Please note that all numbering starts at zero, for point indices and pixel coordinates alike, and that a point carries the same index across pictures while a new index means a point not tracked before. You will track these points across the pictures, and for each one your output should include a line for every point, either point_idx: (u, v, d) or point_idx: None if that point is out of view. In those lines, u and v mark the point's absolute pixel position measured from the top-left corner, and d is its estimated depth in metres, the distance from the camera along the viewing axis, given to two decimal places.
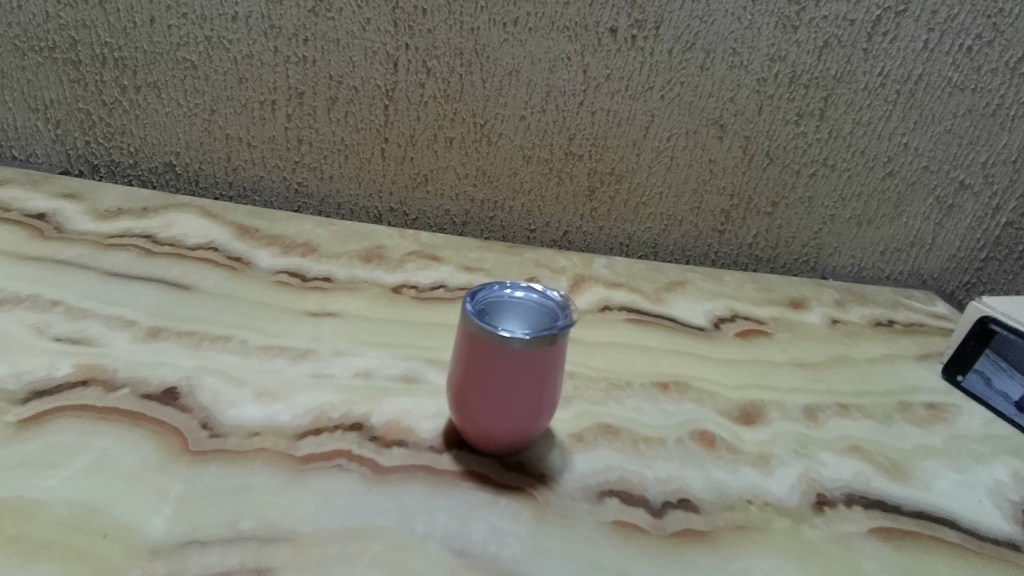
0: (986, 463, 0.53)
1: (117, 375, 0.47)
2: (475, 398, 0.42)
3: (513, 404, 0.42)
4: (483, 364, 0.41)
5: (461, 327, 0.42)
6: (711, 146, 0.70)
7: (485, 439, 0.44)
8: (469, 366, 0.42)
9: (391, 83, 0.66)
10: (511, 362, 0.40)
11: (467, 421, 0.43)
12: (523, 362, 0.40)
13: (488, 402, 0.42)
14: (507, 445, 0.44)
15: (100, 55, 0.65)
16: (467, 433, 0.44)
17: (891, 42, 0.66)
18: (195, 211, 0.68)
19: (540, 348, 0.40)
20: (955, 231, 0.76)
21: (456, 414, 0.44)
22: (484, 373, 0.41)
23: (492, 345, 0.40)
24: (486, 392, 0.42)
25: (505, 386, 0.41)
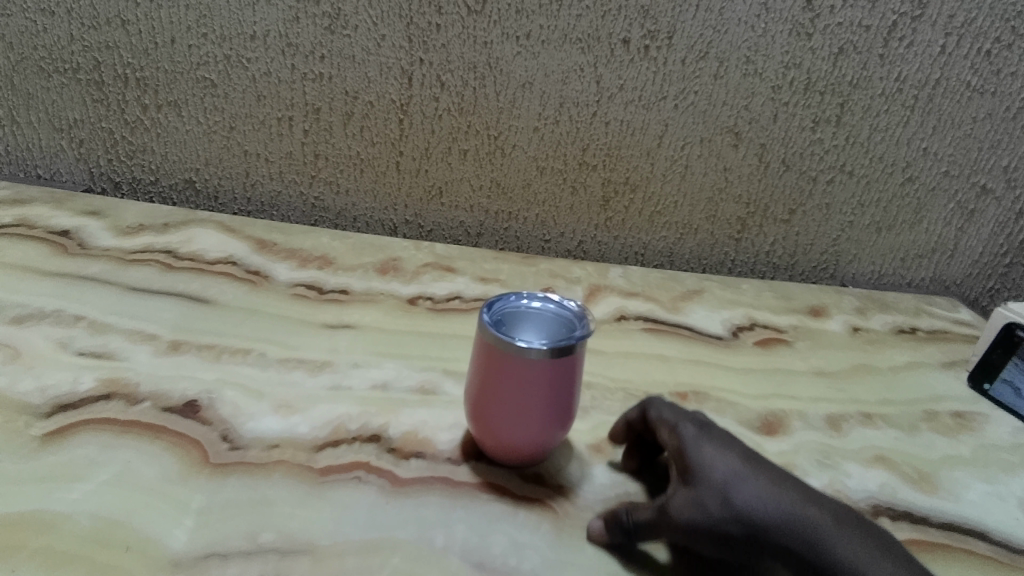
0: (1016, 473, 0.52)
1: (139, 390, 0.47)
2: (500, 411, 0.42)
3: (538, 415, 0.42)
4: (507, 377, 0.41)
5: (481, 339, 0.42)
6: (726, 154, 0.70)
7: (508, 451, 0.43)
8: (491, 378, 0.41)
9: (406, 97, 0.67)
10: (536, 374, 0.40)
11: (489, 433, 0.43)
12: (549, 373, 0.40)
13: (512, 414, 0.42)
14: (530, 456, 0.44)
15: (123, 76, 0.67)
16: (488, 444, 0.44)
17: (907, 47, 0.65)
18: (213, 226, 0.69)
19: (566, 357, 0.40)
20: (978, 236, 0.75)
21: (476, 426, 0.44)
22: (509, 385, 0.41)
23: (511, 356, 0.40)
24: (509, 405, 0.41)
25: (531, 397, 0.41)
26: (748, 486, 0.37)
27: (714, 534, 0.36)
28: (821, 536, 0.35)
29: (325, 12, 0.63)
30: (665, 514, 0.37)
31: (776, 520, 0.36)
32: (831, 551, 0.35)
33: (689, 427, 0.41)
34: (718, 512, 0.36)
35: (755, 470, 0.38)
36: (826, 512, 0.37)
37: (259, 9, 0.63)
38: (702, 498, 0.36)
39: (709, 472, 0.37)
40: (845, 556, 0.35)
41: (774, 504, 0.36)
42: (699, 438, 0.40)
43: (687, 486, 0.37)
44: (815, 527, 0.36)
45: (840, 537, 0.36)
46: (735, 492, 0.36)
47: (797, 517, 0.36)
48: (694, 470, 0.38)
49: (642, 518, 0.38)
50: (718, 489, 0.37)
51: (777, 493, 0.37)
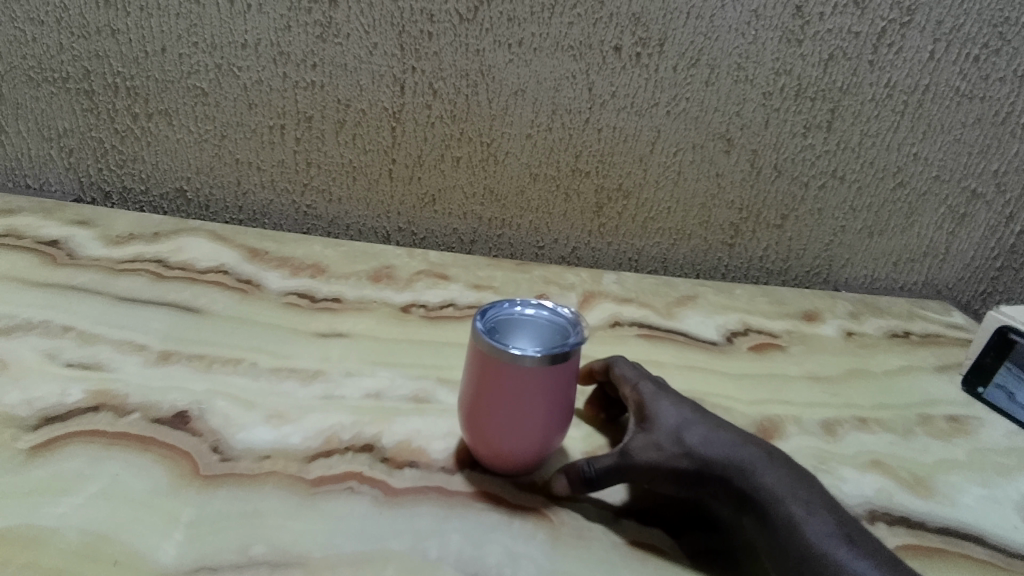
0: (1011, 477, 0.52)
1: (128, 401, 0.47)
2: (500, 419, 0.41)
3: (540, 420, 0.41)
4: (507, 384, 0.40)
5: (477, 347, 0.41)
6: (718, 160, 0.70)
7: (508, 459, 0.43)
8: (490, 386, 0.41)
9: (399, 105, 0.67)
10: (537, 379, 0.40)
11: (489, 442, 0.42)
12: (549, 377, 0.40)
13: (513, 421, 0.41)
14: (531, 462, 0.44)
15: (113, 85, 0.66)
16: (486, 453, 0.43)
17: (897, 53, 0.65)
18: (204, 235, 0.68)
19: (565, 360, 0.40)
20: (969, 240, 0.75)
21: (474, 435, 0.43)
22: (509, 392, 0.40)
23: (505, 363, 0.40)
24: (510, 412, 0.41)
25: (532, 403, 0.41)
26: (694, 427, 0.41)
27: (664, 471, 0.40)
28: (755, 468, 0.39)
29: (316, 21, 0.63)
30: (620, 457, 0.41)
31: (718, 454, 0.40)
32: (763, 480, 0.39)
33: (648, 383, 0.46)
34: (668, 450, 0.40)
35: (701, 416, 0.43)
36: (762, 450, 0.41)
37: (250, 18, 0.63)
38: (654, 439, 0.41)
39: (661, 419, 0.42)
40: (774, 484, 0.39)
41: (714, 443, 0.41)
42: (654, 393, 0.44)
43: (642, 431, 0.42)
44: (749, 460, 0.40)
45: (771, 469, 0.39)
46: (683, 434, 0.41)
47: (736, 453, 0.40)
48: (649, 417, 0.43)
49: (600, 464, 0.41)
50: (668, 432, 0.41)
51: (719, 434, 0.41)
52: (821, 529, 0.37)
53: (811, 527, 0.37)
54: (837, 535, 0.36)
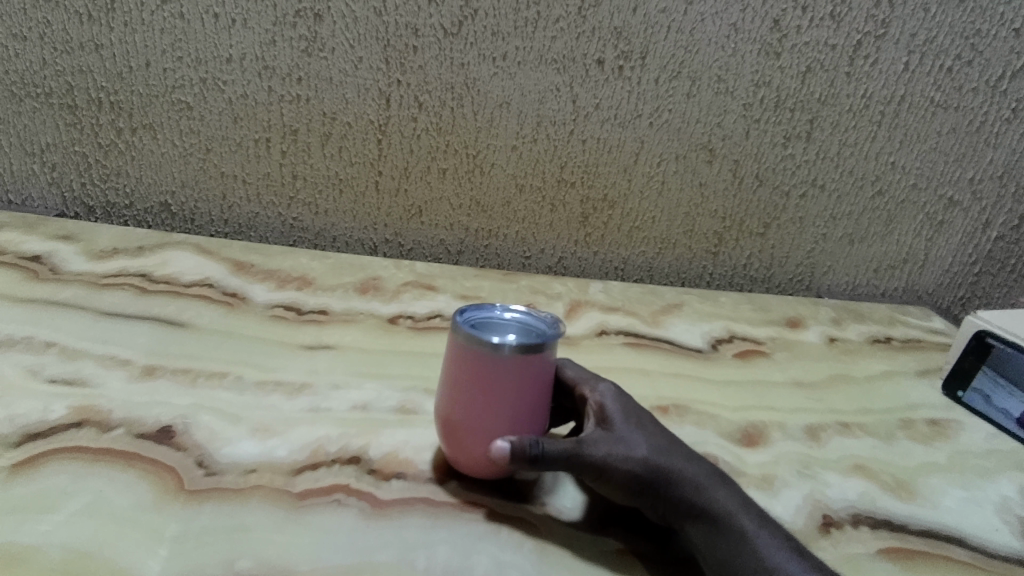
0: (991, 479, 0.53)
1: (111, 417, 0.46)
2: (478, 410, 0.41)
3: (517, 411, 0.41)
4: (483, 373, 0.40)
5: (455, 340, 0.42)
6: (701, 171, 0.71)
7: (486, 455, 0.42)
8: (467, 377, 0.41)
9: (384, 118, 0.67)
10: (512, 367, 0.40)
11: (469, 436, 0.42)
12: (524, 367, 0.40)
13: (490, 412, 0.41)
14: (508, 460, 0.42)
15: (96, 100, 0.66)
16: (465, 449, 0.43)
17: (872, 65, 0.67)
18: (189, 249, 0.68)
19: (539, 349, 0.40)
20: (947, 246, 0.77)
21: (454, 431, 0.42)
22: (486, 380, 0.40)
23: (483, 355, 0.40)
24: (488, 402, 0.41)
25: (508, 392, 0.40)
26: (652, 438, 0.41)
27: (618, 474, 0.39)
28: (708, 485, 0.39)
29: (301, 35, 0.63)
30: (579, 447, 0.39)
31: (674, 466, 0.40)
32: (715, 496, 0.39)
33: (606, 386, 0.44)
34: (627, 454, 0.39)
35: (657, 429, 0.42)
36: (712, 470, 0.41)
37: (235, 33, 0.63)
38: (613, 441, 0.40)
39: (621, 423, 0.41)
40: (726, 501, 0.39)
41: (671, 457, 0.40)
42: (614, 399, 0.43)
43: (601, 430, 0.40)
44: (702, 477, 0.40)
45: (721, 487, 0.40)
46: (641, 440, 0.40)
47: (690, 467, 0.40)
48: (609, 420, 0.41)
49: (555, 448, 0.39)
50: (628, 437, 0.40)
51: (674, 448, 0.41)
52: (771, 544, 0.37)
53: (761, 541, 0.37)
54: (786, 549, 0.37)
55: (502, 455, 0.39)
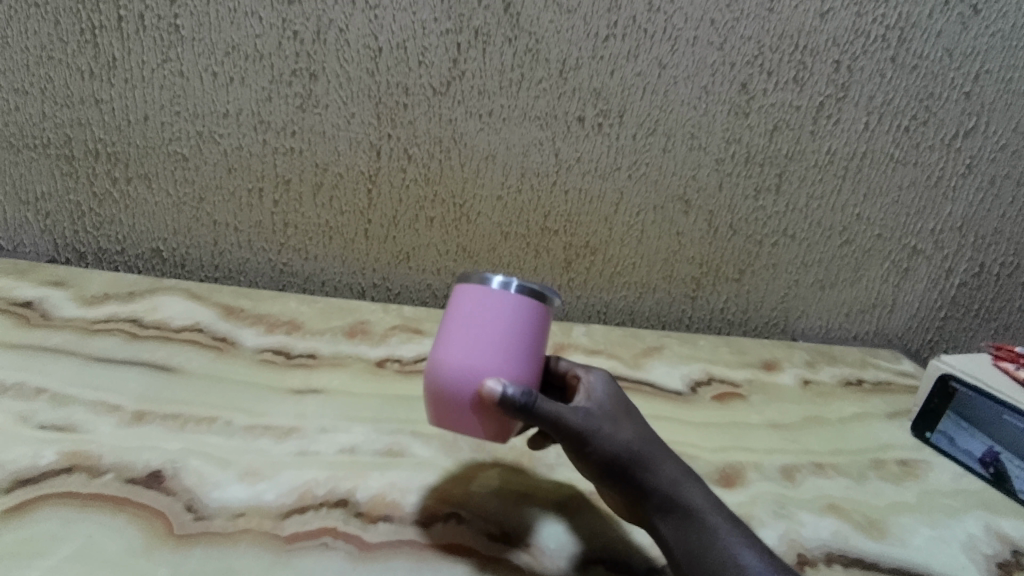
0: (959, 517, 0.55)
1: (102, 462, 0.47)
2: (484, 349, 0.42)
3: (522, 356, 0.43)
4: (499, 313, 0.42)
5: (464, 292, 0.45)
6: (678, 220, 0.74)
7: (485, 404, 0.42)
8: (479, 319, 0.43)
9: (375, 169, 0.70)
10: (528, 311, 0.43)
11: (461, 378, 0.42)
12: (537, 315, 0.44)
13: (500, 353, 0.42)
14: (502, 419, 0.43)
15: (93, 151, 0.68)
16: (461, 401, 0.42)
17: (835, 124, 0.71)
18: (180, 293, 0.70)
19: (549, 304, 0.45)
20: (914, 292, 0.80)
21: (452, 379, 0.42)
22: (501, 321, 0.43)
23: (498, 295, 0.43)
24: (500, 344, 0.42)
25: (522, 334, 0.43)
26: (637, 426, 0.43)
27: (599, 450, 0.42)
28: (683, 483, 0.42)
29: (297, 93, 0.66)
30: (566, 414, 0.41)
31: (653, 457, 0.42)
32: (688, 495, 0.42)
33: (600, 374, 0.47)
34: (612, 434, 0.42)
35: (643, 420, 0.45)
36: (687, 468, 0.44)
37: (232, 90, 0.66)
38: (599, 419, 0.42)
39: (611, 408, 0.44)
40: (698, 500, 0.42)
41: (652, 448, 0.43)
42: (605, 386, 0.46)
43: (589, 406, 0.43)
44: (679, 473, 0.43)
45: (695, 487, 0.42)
46: (625, 427, 0.43)
47: (668, 463, 0.43)
48: (599, 403, 0.44)
49: (546, 406, 0.41)
50: (615, 421, 0.43)
51: (657, 441, 0.44)
52: None
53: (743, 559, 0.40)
54: None
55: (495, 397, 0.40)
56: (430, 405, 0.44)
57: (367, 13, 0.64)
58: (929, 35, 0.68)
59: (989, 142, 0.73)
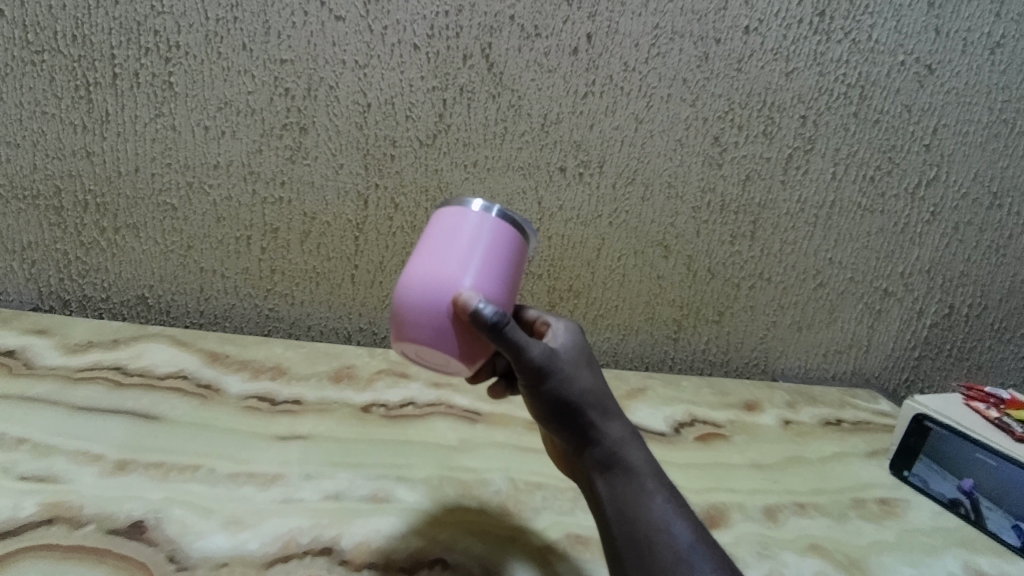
0: (938, 556, 0.56)
1: (83, 512, 0.47)
2: (458, 266, 0.43)
3: (496, 277, 0.44)
4: (474, 231, 0.44)
5: (448, 214, 0.46)
6: (658, 265, 0.76)
7: (464, 322, 0.42)
8: (465, 240, 0.44)
9: (362, 217, 0.72)
10: (511, 238, 0.45)
11: (434, 293, 0.43)
12: (519, 245, 0.46)
13: (484, 274, 0.43)
14: (471, 340, 0.43)
15: (83, 202, 0.69)
16: (441, 318, 0.43)
17: (804, 174, 0.74)
18: (165, 340, 0.70)
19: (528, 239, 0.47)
20: (888, 333, 0.83)
21: (434, 294, 0.43)
22: (486, 244, 0.44)
23: (477, 217, 0.45)
24: (482, 265, 0.44)
25: (503, 258, 0.45)
26: (595, 378, 0.47)
27: (556, 391, 0.45)
28: (625, 443, 0.47)
29: (287, 145, 0.68)
30: (537, 351, 0.44)
31: (601, 411, 0.47)
32: (629, 454, 0.46)
33: (565, 325, 0.50)
34: (572, 381, 0.45)
35: (601, 374, 0.48)
36: (631, 429, 0.48)
37: (223, 143, 0.68)
38: (563, 363, 0.45)
39: (575, 356, 0.47)
40: (637, 460, 0.46)
41: (604, 404, 0.47)
42: (571, 335, 0.49)
43: (557, 351, 0.45)
44: (623, 432, 0.47)
45: (636, 447, 0.47)
46: (584, 377, 0.46)
47: (616, 427, 0.47)
48: (564, 349, 0.47)
49: (518, 334, 0.43)
50: (576, 368, 0.46)
51: (609, 398, 0.48)
52: None
53: None
54: None
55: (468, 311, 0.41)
56: (403, 320, 0.44)
57: (356, 71, 0.66)
58: (888, 93, 0.72)
59: (950, 191, 0.77)
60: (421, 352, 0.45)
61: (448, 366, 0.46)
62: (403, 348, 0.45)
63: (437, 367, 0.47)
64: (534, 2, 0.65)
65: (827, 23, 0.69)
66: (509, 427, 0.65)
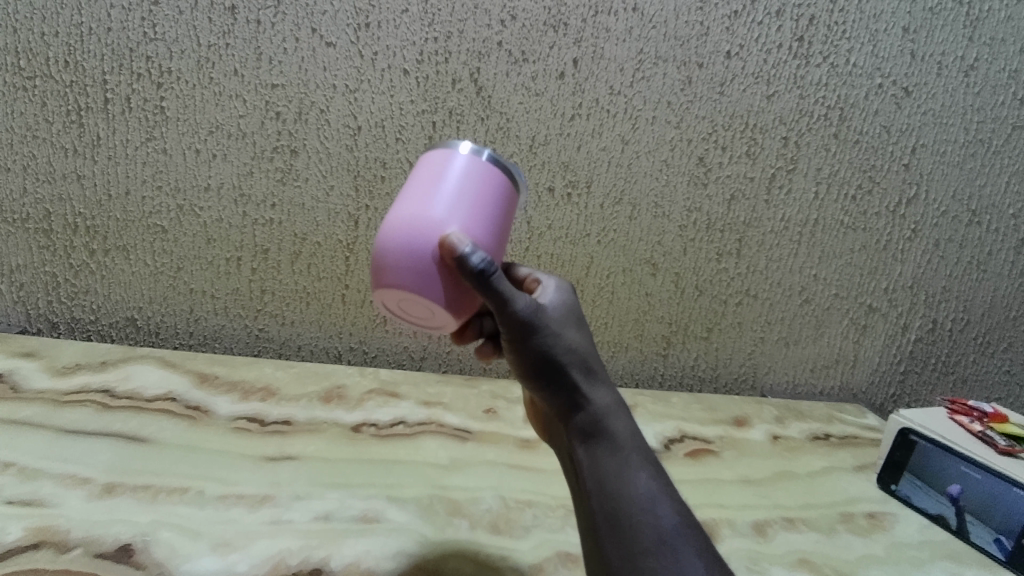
0: (925, 569, 0.57)
1: (69, 537, 0.47)
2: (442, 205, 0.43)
3: (480, 218, 0.44)
4: (461, 172, 0.44)
5: (436, 157, 0.46)
6: (646, 282, 0.77)
7: (451, 266, 0.42)
8: (449, 180, 0.44)
9: (352, 237, 0.72)
10: (500, 185, 0.45)
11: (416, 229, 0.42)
12: (508, 193, 0.46)
13: (473, 216, 0.43)
14: (454, 284, 0.43)
15: (72, 224, 0.69)
16: (426, 258, 0.42)
17: (787, 193, 0.76)
18: (154, 361, 0.70)
19: (516, 188, 0.47)
20: (874, 348, 0.84)
21: (415, 229, 0.42)
22: (473, 185, 0.44)
23: (464, 159, 0.45)
24: (471, 206, 0.44)
25: (488, 201, 0.44)
26: (582, 340, 0.47)
27: (542, 351, 0.45)
28: (610, 411, 0.47)
29: (277, 167, 0.69)
30: (523, 305, 0.44)
31: (587, 375, 0.47)
32: (613, 424, 0.47)
33: (558, 284, 0.50)
34: (559, 342, 0.46)
35: (590, 337, 0.49)
36: (617, 397, 0.49)
37: (214, 166, 0.68)
38: (551, 322, 0.46)
39: (565, 316, 0.47)
40: (620, 431, 0.47)
41: (591, 368, 0.47)
42: (562, 293, 0.49)
43: (546, 309, 0.46)
44: (608, 400, 0.48)
45: (620, 417, 0.47)
46: (573, 340, 0.47)
47: (603, 396, 0.48)
48: (554, 309, 0.47)
49: (505, 286, 0.43)
50: (564, 330, 0.46)
51: (596, 363, 0.48)
52: None
53: None
54: None
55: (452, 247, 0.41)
56: (382, 261, 0.43)
57: (346, 96, 0.67)
58: (867, 114, 0.74)
59: (931, 209, 0.79)
60: (404, 300, 0.44)
61: (431, 318, 0.45)
62: (384, 296, 0.44)
63: (418, 319, 0.46)
64: (520, 29, 0.67)
65: (806, 47, 0.71)
66: (499, 445, 0.65)
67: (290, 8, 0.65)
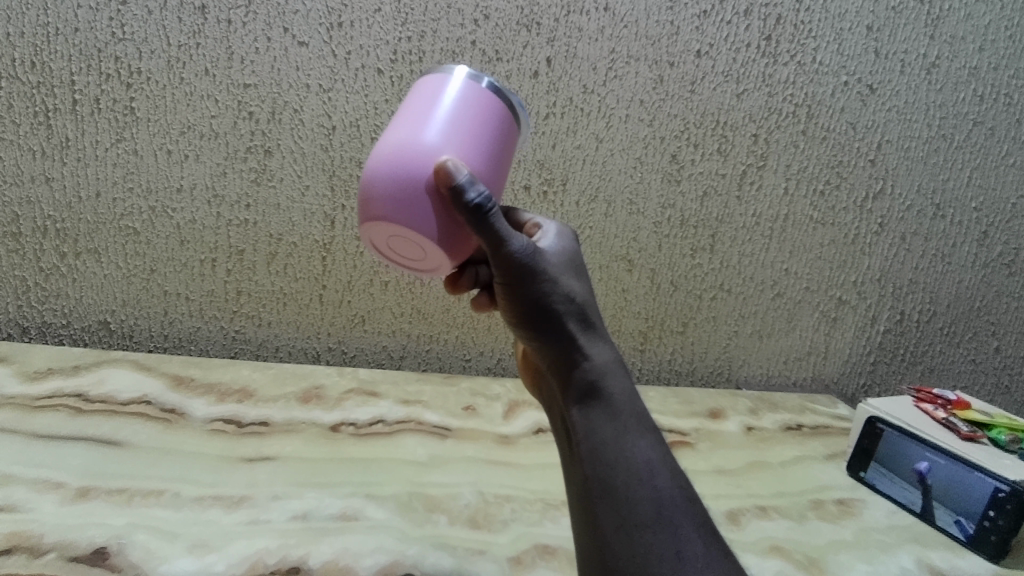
0: (892, 552, 0.58)
1: (43, 541, 0.46)
2: (437, 131, 0.43)
3: (476, 147, 0.43)
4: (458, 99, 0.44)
5: (431, 84, 0.45)
6: (622, 278, 0.78)
7: (447, 199, 0.41)
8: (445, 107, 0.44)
9: (329, 237, 0.72)
10: (499, 115, 0.45)
11: (408, 155, 0.42)
12: (508, 127, 0.46)
13: (469, 147, 0.43)
14: (448, 217, 0.42)
15: (42, 227, 0.68)
16: (416, 186, 0.41)
17: (758, 189, 0.77)
18: (127, 365, 0.69)
19: (517, 122, 0.47)
20: (844, 339, 0.86)
21: (406, 156, 0.42)
22: (469, 113, 0.44)
23: (461, 85, 0.44)
24: (467, 139, 0.43)
25: (485, 128, 0.44)
26: (582, 291, 0.48)
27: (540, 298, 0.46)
28: (608, 370, 0.48)
29: (251, 168, 0.68)
30: (522, 248, 0.44)
31: (586, 327, 0.48)
32: (609, 382, 0.47)
33: (562, 232, 0.50)
34: (558, 291, 0.46)
35: (590, 289, 0.49)
36: (615, 353, 0.49)
37: (187, 167, 0.68)
38: (551, 271, 0.46)
39: (565, 265, 0.47)
40: (617, 390, 0.47)
41: (589, 321, 0.48)
42: (564, 241, 0.49)
43: (547, 256, 0.46)
44: (606, 356, 0.48)
45: (618, 376, 0.48)
46: (572, 290, 0.47)
47: (601, 354, 0.48)
48: (555, 257, 0.47)
49: (504, 226, 0.43)
50: (564, 279, 0.47)
51: (596, 316, 0.49)
52: None
53: None
54: None
55: (445, 176, 0.41)
56: (371, 189, 0.42)
57: (320, 95, 0.67)
58: (834, 111, 0.76)
59: (896, 204, 0.81)
60: (395, 235, 0.43)
61: (423, 258, 0.45)
62: (373, 230, 0.44)
63: (410, 259, 0.46)
64: (494, 28, 0.67)
65: (773, 46, 0.73)
66: (478, 442, 0.66)
67: (261, 7, 0.64)
